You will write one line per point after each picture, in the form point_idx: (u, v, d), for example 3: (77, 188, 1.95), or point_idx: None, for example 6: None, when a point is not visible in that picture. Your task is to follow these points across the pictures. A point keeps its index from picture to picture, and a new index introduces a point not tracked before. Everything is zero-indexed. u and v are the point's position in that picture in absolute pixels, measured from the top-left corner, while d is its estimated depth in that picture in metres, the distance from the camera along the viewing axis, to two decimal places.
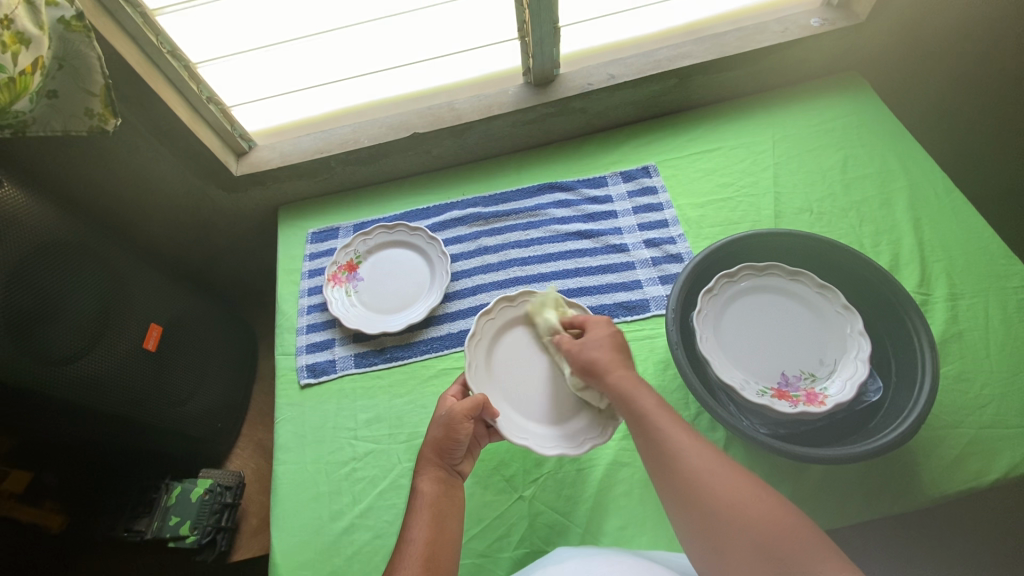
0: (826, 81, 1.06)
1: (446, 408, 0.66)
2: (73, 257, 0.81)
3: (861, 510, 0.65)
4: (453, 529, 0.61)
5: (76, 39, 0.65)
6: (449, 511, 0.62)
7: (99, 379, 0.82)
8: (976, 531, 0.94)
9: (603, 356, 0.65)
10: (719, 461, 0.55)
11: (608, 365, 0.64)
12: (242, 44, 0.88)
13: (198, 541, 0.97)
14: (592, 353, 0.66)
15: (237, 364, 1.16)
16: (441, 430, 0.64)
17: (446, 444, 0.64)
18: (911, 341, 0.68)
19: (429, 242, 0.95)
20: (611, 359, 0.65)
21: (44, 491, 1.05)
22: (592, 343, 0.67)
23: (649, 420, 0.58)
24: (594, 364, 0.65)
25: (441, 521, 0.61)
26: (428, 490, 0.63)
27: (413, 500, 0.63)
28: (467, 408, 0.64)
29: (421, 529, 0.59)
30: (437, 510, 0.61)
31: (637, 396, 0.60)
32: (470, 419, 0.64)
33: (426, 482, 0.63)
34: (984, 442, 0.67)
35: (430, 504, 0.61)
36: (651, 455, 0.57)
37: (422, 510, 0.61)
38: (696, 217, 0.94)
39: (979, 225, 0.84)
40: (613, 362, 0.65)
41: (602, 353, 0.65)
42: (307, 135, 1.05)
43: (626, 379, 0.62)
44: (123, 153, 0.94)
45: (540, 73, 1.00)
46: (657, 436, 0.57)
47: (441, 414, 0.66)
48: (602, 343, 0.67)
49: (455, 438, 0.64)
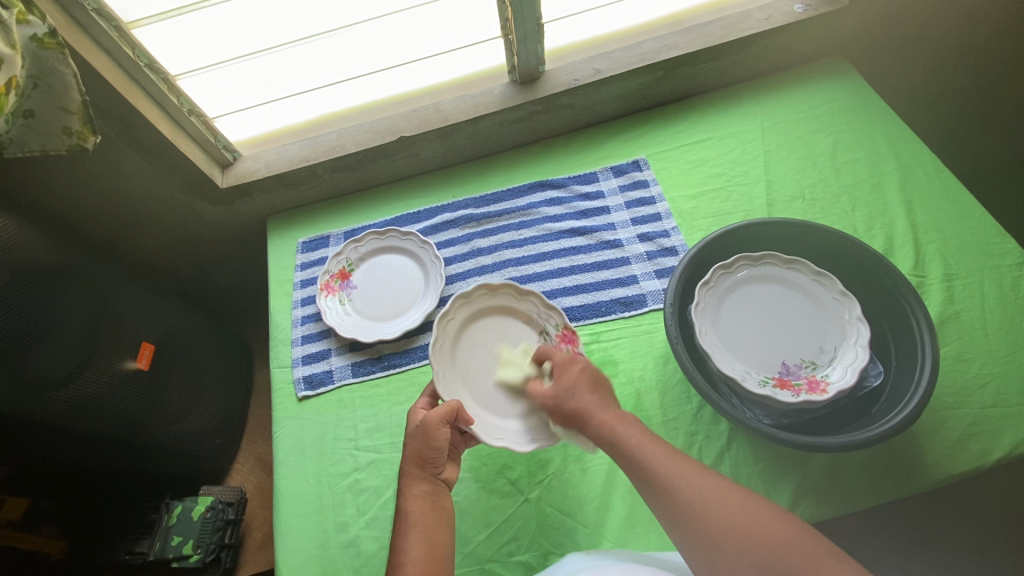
0: (812, 65, 1.05)
1: (421, 418, 0.66)
2: (57, 280, 0.79)
3: (867, 495, 0.65)
4: (443, 541, 0.60)
5: (51, 56, 0.64)
6: (438, 524, 0.61)
7: (91, 402, 0.81)
8: (979, 511, 0.95)
9: (580, 405, 0.62)
10: (730, 491, 0.53)
11: (586, 412, 0.61)
12: (222, 54, 0.86)
13: (202, 560, 0.98)
14: (570, 403, 0.62)
15: (233, 380, 1.15)
16: (420, 441, 0.64)
17: (426, 452, 0.64)
18: (910, 325, 0.68)
19: (422, 246, 0.94)
20: (590, 404, 0.61)
21: (41, 517, 1.01)
22: (574, 387, 0.63)
23: (657, 470, 0.55)
24: (567, 410, 0.62)
25: (434, 537, 0.59)
26: (413, 505, 0.61)
27: (399, 519, 0.61)
28: (442, 414, 0.64)
29: (412, 550, 0.58)
30: (425, 527, 0.60)
31: (621, 432, 0.59)
32: (446, 425, 0.64)
33: (410, 497, 0.62)
34: (986, 422, 0.67)
35: (416, 521, 0.60)
36: (651, 494, 0.55)
37: (408, 530, 0.60)
38: (689, 209, 0.93)
39: (970, 204, 0.84)
40: (594, 403, 0.61)
41: (581, 395, 0.62)
42: (291, 143, 1.03)
43: (608, 418, 0.60)
44: (106, 169, 0.92)
45: (525, 71, 0.99)
46: (667, 490, 0.54)
47: (417, 425, 0.65)
48: (584, 386, 0.63)
49: (435, 446, 0.64)
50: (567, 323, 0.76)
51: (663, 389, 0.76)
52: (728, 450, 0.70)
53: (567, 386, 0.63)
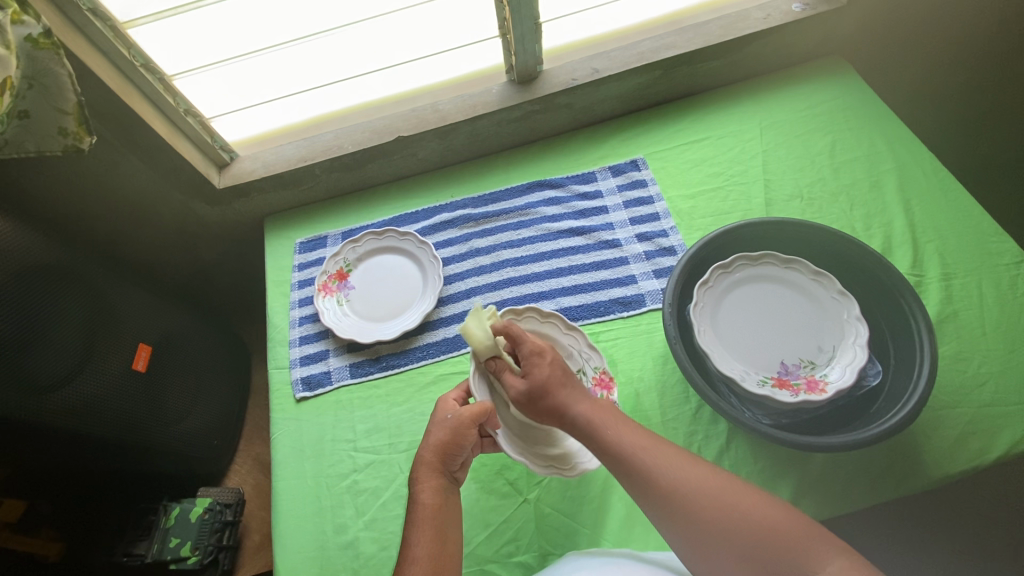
0: (809, 65, 1.05)
1: (452, 411, 0.65)
2: (53, 282, 0.79)
3: (865, 495, 0.66)
4: (454, 538, 0.60)
5: (45, 57, 0.63)
6: (449, 522, 0.61)
7: (88, 405, 0.81)
8: (976, 511, 0.95)
9: (554, 402, 0.59)
10: (717, 477, 0.53)
11: (563, 409, 0.59)
12: (219, 53, 0.86)
13: (200, 562, 0.97)
14: (545, 402, 0.60)
15: (230, 380, 1.15)
16: (448, 434, 0.63)
17: (451, 448, 0.63)
18: (908, 324, 0.68)
19: (420, 247, 0.94)
20: (563, 399, 0.59)
21: (39, 520, 1.03)
22: (543, 384, 0.60)
23: (638, 456, 0.55)
24: (547, 404, 0.60)
25: (442, 534, 0.59)
26: (429, 499, 0.61)
27: (412, 511, 0.61)
28: (476, 412, 0.64)
29: (424, 545, 0.57)
30: (439, 522, 0.60)
31: (596, 420, 0.58)
32: (476, 424, 0.64)
33: (426, 491, 0.61)
34: (984, 421, 0.67)
35: (432, 516, 0.60)
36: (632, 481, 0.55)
37: (423, 524, 0.59)
38: (687, 209, 0.93)
39: (967, 203, 0.84)
40: (568, 398, 0.59)
41: (553, 391, 0.60)
42: (288, 143, 1.02)
43: (587, 411, 0.59)
44: (101, 170, 0.92)
45: (523, 70, 0.99)
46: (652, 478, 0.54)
47: (447, 418, 0.64)
48: (556, 381, 0.60)
49: (461, 444, 0.63)
50: (606, 368, 0.74)
51: (662, 389, 0.76)
52: (728, 450, 0.70)
53: (538, 383, 0.60)
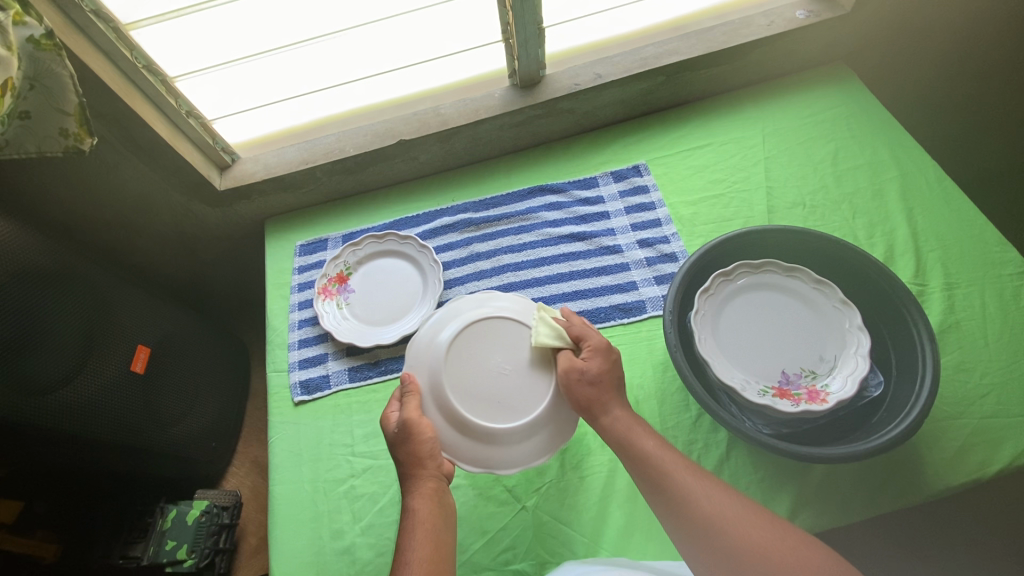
0: (813, 72, 1.05)
1: (397, 422, 0.64)
2: (52, 284, 0.78)
3: (865, 506, 0.65)
4: (448, 538, 0.59)
5: (48, 58, 0.63)
6: (443, 523, 0.59)
7: (86, 405, 0.80)
8: (977, 523, 0.94)
9: (596, 395, 0.63)
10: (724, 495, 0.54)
11: (602, 406, 0.62)
12: (223, 56, 0.86)
13: (196, 565, 0.97)
14: (586, 390, 0.63)
15: (227, 383, 1.14)
16: (410, 443, 0.62)
17: (419, 450, 0.62)
18: (911, 336, 0.67)
19: (420, 251, 0.93)
20: (607, 397, 0.63)
21: (33, 521, 1.02)
22: (599, 375, 0.63)
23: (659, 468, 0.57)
24: (588, 394, 0.63)
25: (438, 536, 0.58)
26: (420, 505, 0.59)
27: (405, 520, 0.59)
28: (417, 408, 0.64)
29: (417, 549, 0.56)
30: (432, 525, 0.58)
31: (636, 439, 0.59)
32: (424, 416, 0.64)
33: (416, 499, 0.60)
34: (986, 433, 0.67)
35: (424, 521, 0.58)
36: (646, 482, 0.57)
37: (415, 529, 0.58)
38: (689, 215, 0.93)
39: (971, 213, 0.84)
40: (608, 396, 0.63)
41: (603, 389, 0.63)
42: (290, 145, 1.03)
43: (623, 418, 0.61)
44: (102, 171, 0.92)
45: (526, 75, 0.99)
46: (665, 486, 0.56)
47: (397, 429, 0.64)
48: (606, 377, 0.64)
49: (426, 441, 0.62)
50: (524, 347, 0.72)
51: (662, 397, 0.75)
52: (727, 459, 0.69)
53: (593, 370, 0.64)
